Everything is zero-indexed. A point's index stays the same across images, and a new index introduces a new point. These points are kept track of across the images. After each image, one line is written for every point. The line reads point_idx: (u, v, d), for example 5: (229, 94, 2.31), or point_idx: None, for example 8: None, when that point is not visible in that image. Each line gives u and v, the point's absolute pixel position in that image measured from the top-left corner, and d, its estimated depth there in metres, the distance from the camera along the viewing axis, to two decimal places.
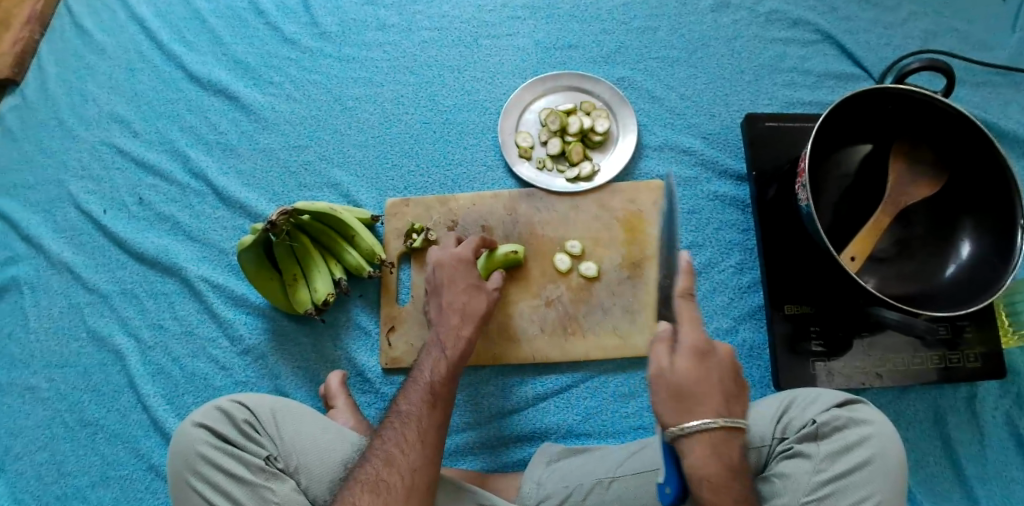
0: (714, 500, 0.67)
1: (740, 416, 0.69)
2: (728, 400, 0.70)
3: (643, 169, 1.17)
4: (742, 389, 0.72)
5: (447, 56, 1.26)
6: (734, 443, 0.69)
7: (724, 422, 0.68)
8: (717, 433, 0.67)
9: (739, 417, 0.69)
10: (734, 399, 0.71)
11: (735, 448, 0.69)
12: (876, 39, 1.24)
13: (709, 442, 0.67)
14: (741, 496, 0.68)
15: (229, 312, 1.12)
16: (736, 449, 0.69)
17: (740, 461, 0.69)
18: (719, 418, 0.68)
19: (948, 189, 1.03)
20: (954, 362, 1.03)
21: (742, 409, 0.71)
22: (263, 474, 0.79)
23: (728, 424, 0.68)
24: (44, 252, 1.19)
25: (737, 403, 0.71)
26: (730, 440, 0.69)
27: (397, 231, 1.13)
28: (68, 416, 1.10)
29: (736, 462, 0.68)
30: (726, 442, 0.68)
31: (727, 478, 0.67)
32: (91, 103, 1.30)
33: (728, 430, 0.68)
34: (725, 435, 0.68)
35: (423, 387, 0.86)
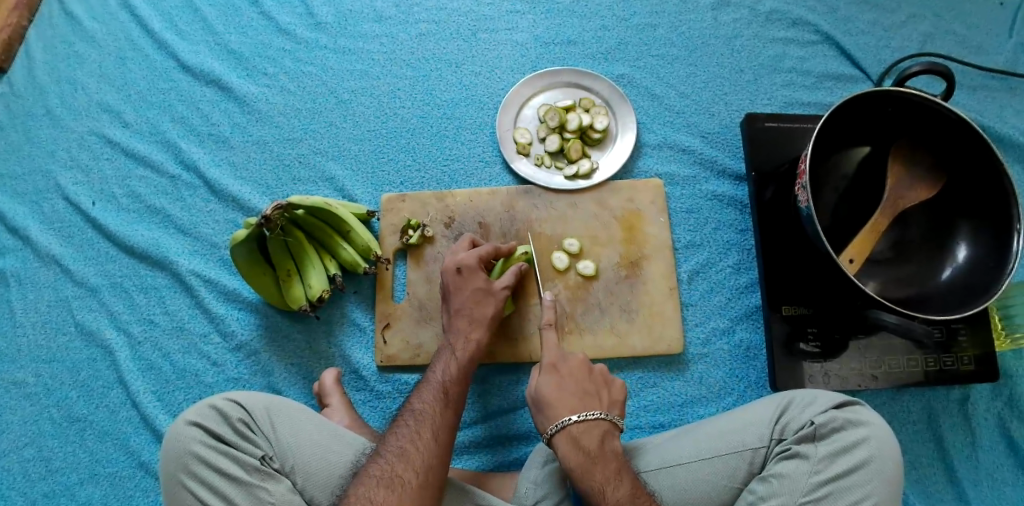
0: (584, 477, 0.81)
1: (594, 408, 0.87)
2: (585, 399, 0.88)
3: (642, 167, 1.16)
4: (607, 390, 0.91)
5: (445, 50, 1.24)
6: (593, 431, 0.84)
7: (578, 416, 0.85)
8: (576, 426, 0.84)
9: (593, 409, 0.86)
10: (593, 396, 0.88)
11: (595, 437, 0.84)
12: (874, 41, 1.24)
13: (568, 434, 0.84)
14: (611, 474, 0.81)
15: (221, 307, 1.10)
16: (595, 436, 0.84)
17: (603, 447, 0.84)
18: (577, 412, 0.86)
19: (946, 192, 1.03)
20: (948, 365, 1.04)
21: (601, 405, 0.88)
22: (259, 474, 0.78)
23: (584, 417, 0.85)
24: (31, 244, 1.17)
25: (596, 401, 0.88)
26: (589, 430, 0.84)
27: (393, 226, 1.12)
28: (56, 412, 1.08)
29: (594, 445, 0.83)
30: (584, 431, 0.84)
31: (586, 458, 0.82)
32: (80, 93, 1.27)
33: (582, 423, 0.85)
34: (582, 427, 0.84)
35: (435, 387, 0.87)
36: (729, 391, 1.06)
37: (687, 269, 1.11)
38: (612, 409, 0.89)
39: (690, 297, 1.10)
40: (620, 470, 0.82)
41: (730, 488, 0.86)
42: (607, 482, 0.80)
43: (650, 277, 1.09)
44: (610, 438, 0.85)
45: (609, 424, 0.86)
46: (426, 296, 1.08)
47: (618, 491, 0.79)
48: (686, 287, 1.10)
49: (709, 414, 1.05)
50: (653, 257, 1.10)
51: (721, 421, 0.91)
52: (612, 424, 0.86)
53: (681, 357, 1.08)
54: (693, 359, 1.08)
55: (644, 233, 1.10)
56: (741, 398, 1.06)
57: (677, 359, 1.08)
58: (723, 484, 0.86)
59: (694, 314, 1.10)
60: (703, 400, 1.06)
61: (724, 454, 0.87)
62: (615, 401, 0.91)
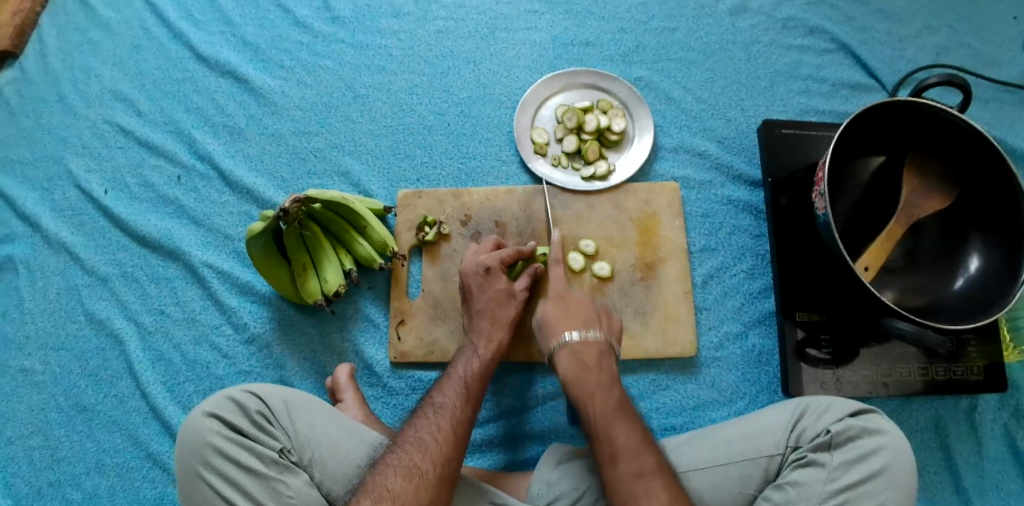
0: (575, 383, 0.88)
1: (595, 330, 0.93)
2: (587, 321, 0.94)
3: (658, 170, 1.16)
4: (608, 319, 0.97)
5: (463, 48, 1.24)
6: (590, 347, 0.91)
7: (578, 334, 0.92)
8: (575, 342, 0.91)
9: (593, 328, 0.93)
10: (595, 322, 0.95)
11: (594, 351, 0.91)
12: (889, 51, 1.25)
13: (568, 350, 0.91)
14: (603, 381, 0.88)
15: (234, 299, 1.09)
16: (592, 351, 0.90)
17: (600, 364, 0.90)
18: (578, 330, 0.93)
19: (959, 202, 1.03)
20: (958, 375, 1.04)
21: (603, 330, 0.94)
22: (276, 467, 0.78)
23: (584, 335, 0.92)
24: (42, 231, 1.16)
25: (598, 324, 0.94)
26: (587, 346, 0.91)
27: (409, 223, 1.11)
28: (63, 401, 1.07)
29: (590, 358, 0.89)
30: (583, 346, 0.91)
31: (581, 368, 0.89)
32: (94, 80, 1.26)
33: (580, 339, 0.91)
34: (582, 343, 0.91)
35: (458, 382, 0.87)
36: (740, 395, 1.06)
37: (702, 272, 1.11)
38: (612, 334, 0.96)
39: (704, 300, 1.10)
40: (613, 381, 0.88)
41: (744, 494, 0.87)
42: (598, 388, 0.86)
43: (665, 280, 1.09)
44: (606, 355, 0.91)
45: (607, 344, 0.93)
46: (441, 293, 1.07)
47: (607, 397, 0.85)
48: (701, 290, 1.10)
49: (721, 417, 1.05)
50: (668, 260, 1.10)
51: (737, 425, 0.91)
52: (610, 344, 0.93)
53: (694, 360, 1.08)
54: (706, 363, 1.08)
55: (659, 235, 1.11)
56: (752, 402, 1.06)
57: (690, 362, 1.07)
58: (738, 490, 0.87)
59: (708, 317, 1.10)
60: (714, 403, 1.06)
61: (739, 460, 0.87)
62: (614, 329, 0.97)
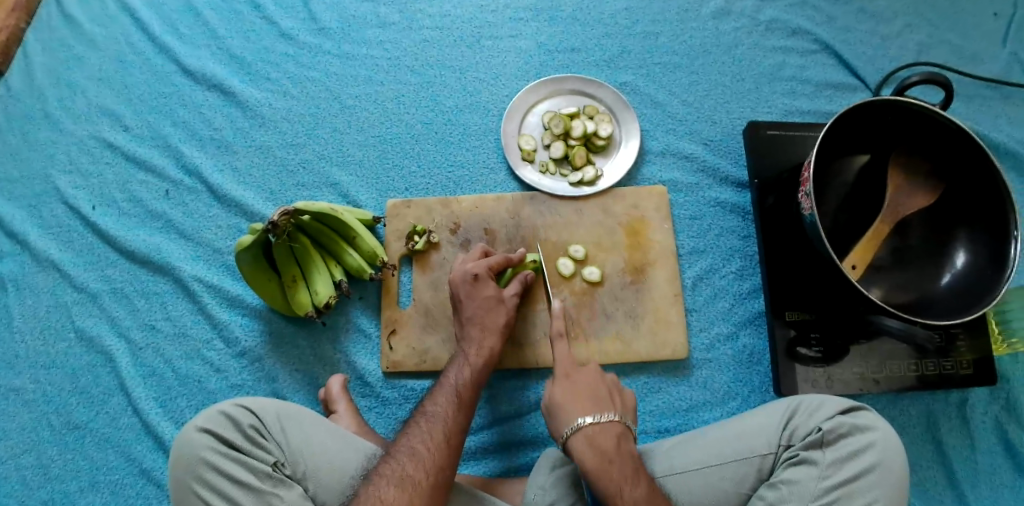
0: (600, 479, 0.79)
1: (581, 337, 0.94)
2: (599, 402, 0.87)
3: (646, 174, 1.17)
4: None
5: (449, 56, 1.25)
6: (607, 432, 0.83)
7: (593, 417, 0.85)
8: (589, 426, 0.83)
9: (607, 412, 0.85)
10: (607, 403, 0.87)
11: (610, 439, 0.83)
12: (872, 50, 1.26)
13: (583, 435, 0.83)
14: (628, 474, 0.80)
15: (225, 313, 1.09)
16: (610, 437, 0.83)
17: (620, 449, 0.82)
18: (592, 414, 0.85)
19: (944, 200, 1.04)
20: (948, 369, 1.05)
21: (615, 409, 0.87)
22: (270, 481, 0.78)
23: (598, 419, 0.84)
24: (29, 249, 1.16)
25: (610, 403, 0.87)
26: (604, 432, 0.84)
27: (398, 232, 1.11)
28: (55, 419, 1.07)
29: (609, 445, 0.82)
30: (598, 433, 0.83)
31: (602, 460, 0.81)
32: (79, 96, 1.26)
33: (597, 424, 0.84)
34: (597, 428, 0.84)
35: (449, 391, 0.87)
36: (733, 396, 1.07)
37: (691, 275, 1.12)
38: None
39: (694, 302, 1.11)
40: (637, 472, 0.81)
41: (738, 494, 0.87)
42: (625, 484, 0.79)
43: (655, 283, 1.09)
44: (625, 440, 0.84)
45: (595, 354, 0.94)
46: (432, 302, 1.07)
47: (636, 489, 0.78)
48: (690, 292, 1.11)
49: (714, 418, 1.06)
50: (657, 263, 1.10)
51: (729, 426, 0.92)
52: (627, 426, 0.86)
53: (685, 362, 1.08)
54: (697, 364, 1.08)
55: (649, 239, 1.11)
56: (744, 403, 1.07)
57: (681, 364, 1.08)
58: (733, 490, 0.87)
59: (698, 319, 1.10)
60: (707, 404, 1.06)
61: (733, 460, 0.88)
62: None
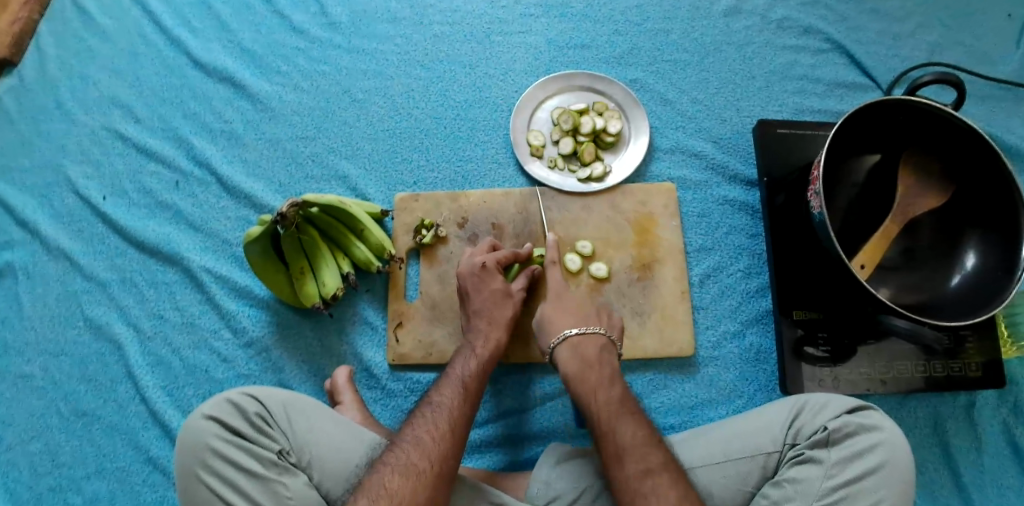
0: (577, 380, 0.91)
1: (623, 399, 0.87)
2: (587, 318, 0.99)
3: (655, 171, 1.17)
4: (627, 386, 0.91)
5: (459, 51, 1.25)
6: (591, 342, 0.95)
7: (579, 328, 0.96)
8: (575, 336, 0.96)
9: (593, 326, 0.97)
10: (593, 320, 0.99)
11: (593, 347, 0.94)
12: (883, 50, 1.25)
13: (568, 342, 0.95)
14: (604, 378, 0.90)
15: (233, 304, 1.10)
16: (593, 348, 0.94)
17: (600, 362, 0.92)
18: (578, 326, 0.97)
19: (955, 200, 1.03)
20: (955, 371, 1.04)
21: (601, 325, 0.99)
22: (276, 469, 0.78)
23: (584, 330, 0.96)
24: (40, 238, 1.17)
25: (596, 321, 0.99)
26: (587, 341, 0.95)
27: (406, 226, 1.12)
28: (63, 406, 1.08)
29: (589, 353, 0.93)
30: (582, 341, 0.95)
31: (583, 366, 0.92)
32: (92, 87, 1.27)
33: (580, 334, 0.96)
34: (581, 337, 0.96)
35: (455, 382, 0.87)
36: (738, 394, 1.06)
37: (699, 272, 1.12)
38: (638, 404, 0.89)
39: (701, 300, 1.10)
40: (614, 378, 0.91)
41: (742, 491, 0.87)
42: (600, 387, 0.89)
43: (662, 280, 1.09)
44: (606, 351, 0.95)
45: (641, 413, 0.86)
46: (439, 295, 1.08)
47: (610, 391, 0.88)
48: (698, 290, 1.11)
49: (719, 416, 1.05)
50: (664, 260, 1.10)
51: (735, 423, 0.91)
52: (609, 340, 0.97)
53: (691, 360, 1.08)
54: (703, 362, 1.08)
55: (656, 236, 1.11)
56: (750, 401, 1.06)
57: (687, 362, 1.08)
58: (737, 488, 0.87)
59: (705, 317, 1.10)
60: (713, 402, 1.06)
61: (738, 458, 0.88)
62: (636, 398, 0.91)
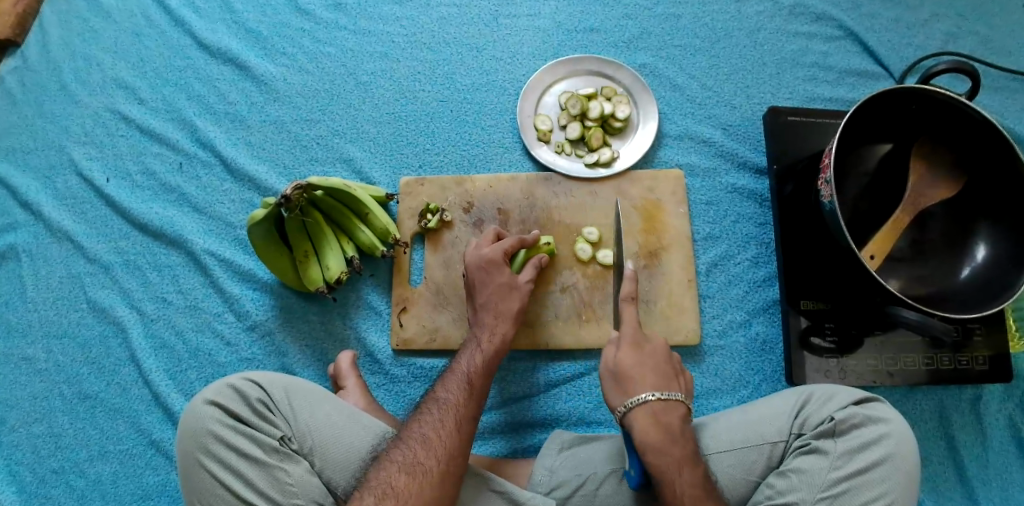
0: (657, 455, 0.78)
1: (675, 390, 0.83)
2: (666, 378, 0.84)
3: (663, 157, 1.16)
4: (683, 377, 0.87)
5: (466, 34, 1.23)
6: (672, 413, 0.81)
7: (660, 394, 0.82)
8: (656, 405, 0.81)
9: (674, 391, 0.83)
10: (671, 380, 0.85)
11: (675, 419, 0.81)
12: (897, 38, 1.23)
13: (646, 412, 0.81)
14: (686, 457, 0.78)
15: (236, 287, 1.09)
16: (675, 418, 0.81)
17: (682, 430, 0.80)
18: (657, 391, 0.82)
19: (967, 190, 1.01)
20: (963, 365, 1.03)
21: (679, 388, 0.85)
22: (277, 455, 0.78)
23: (665, 398, 0.82)
24: (43, 220, 1.16)
25: (675, 383, 0.85)
26: (668, 411, 0.81)
27: (411, 210, 1.11)
28: (66, 389, 1.07)
29: (674, 426, 0.80)
30: (665, 411, 0.81)
31: (666, 439, 0.79)
32: (96, 68, 1.26)
33: (664, 402, 0.81)
34: (664, 407, 0.81)
35: (460, 377, 0.87)
36: (744, 384, 1.06)
37: (706, 260, 1.10)
38: (688, 395, 0.86)
39: (707, 289, 1.09)
40: (695, 456, 0.79)
41: (747, 480, 0.87)
42: (682, 465, 0.77)
43: (668, 268, 1.08)
44: (687, 420, 0.82)
45: (687, 409, 0.83)
46: (443, 281, 1.07)
47: (692, 474, 0.77)
48: (704, 279, 1.10)
49: (724, 406, 1.05)
50: (671, 248, 1.09)
51: (739, 414, 0.91)
52: (689, 407, 0.83)
53: (697, 348, 1.07)
54: (709, 351, 1.07)
55: (664, 223, 1.10)
56: (755, 392, 1.06)
57: (693, 350, 1.07)
58: (740, 477, 0.87)
59: (712, 306, 1.09)
60: (718, 392, 1.05)
61: (743, 447, 0.87)
62: (690, 387, 0.87)
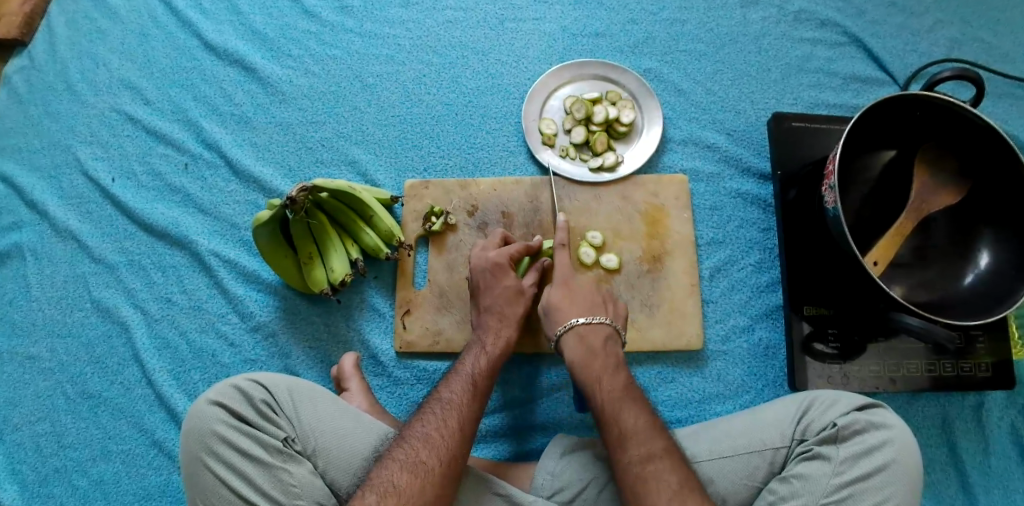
0: (584, 369, 0.89)
1: (601, 314, 0.94)
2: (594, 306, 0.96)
3: (668, 162, 1.16)
4: (613, 305, 0.98)
5: (472, 37, 1.23)
6: (596, 332, 0.92)
7: (585, 318, 0.93)
8: (582, 327, 0.92)
9: (598, 314, 0.94)
10: (600, 308, 0.95)
11: (599, 337, 0.92)
12: (901, 44, 1.23)
13: (574, 334, 0.92)
14: (610, 367, 0.89)
15: (241, 288, 1.09)
16: (598, 335, 0.91)
17: (605, 348, 0.91)
18: (584, 314, 0.94)
19: (971, 198, 1.01)
20: (965, 371, 1.03)
21: (608, 314, 0.95)
22: (280, 456, 0.78)
23: (589, 319, 0.93)
24: (49, 219, 1.16)
25: (603, 309, 0.95)
26: (594, 332, 0.92)
27: (416, 213, 1.11)
28: (70, 388, 1.08)
29: (597, 343, 0.90)
30: (589, 332, 0.92)
31: (588, 353, 0.90)
32: (102, 69, 1.26)
33: (588, 324, 0.93)
34: (588, 327, 0.92)
35: (464, 378, 0.87)
36: (746, 389, 1.06)
37: (709, 265, 1.11)
38: (618, 320, 0.96)
39: (711, 294, 1.10)
40: (618, 365, 0.89)
41: (749, 486, 0.87)
42: (603, 372, 0.88)
43: (671, 273, 1.08)
44: (613, 341, 0.92)
45: (613, 330, 0.94)
46: (447, 284, 1.07)
47: (614, 379, 0.87)
48: (708, 283, 1.10)
49: (726, 411, 1.05)
50: (675, 253, 1.09)
51: (741, 418, 0.91)
52: (616, 330, 0.94)
53: (700, 353, 1.07)
54: (712, 356, 1.07)
55: (667, 227, 1.10)
56: (758, 397, 1.06)
57: (696, 355, 1.07)
58: (743, 482, 0.86)
59: (715, 311, 1.09)
60: (720, 397, 1.05)
61: (745, 453, 0.87)
62: (620, 314, 0.97)
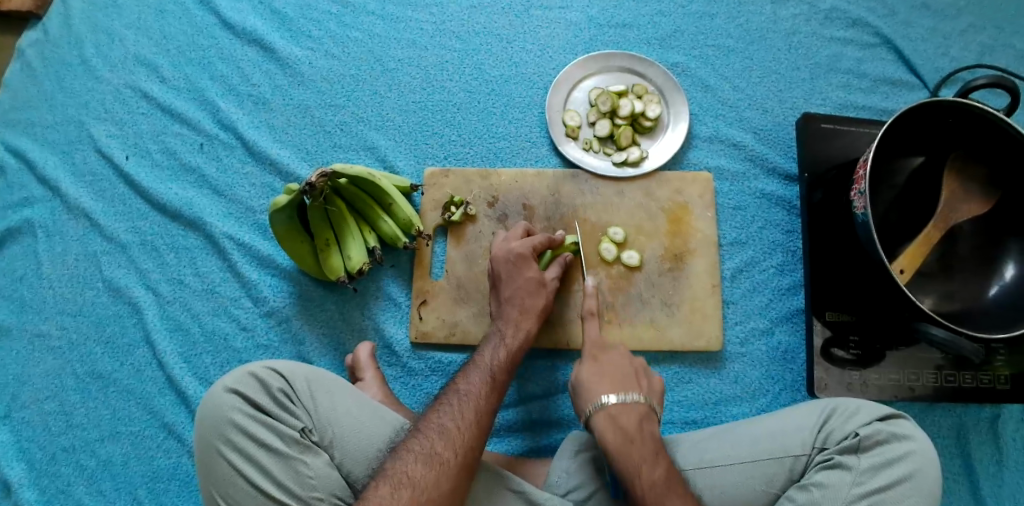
0: (621, 457, 0.79)
1: (635, 391, 0.85)
2: (625, 381, 0.86)
3: (692, 159, 1.14)
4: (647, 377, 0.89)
5: (496, 24, 1.21)
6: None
7: (617, 396, 0.84)
8: (613, 406, 0.83)
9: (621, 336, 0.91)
10: (622, 327, 0.94)
11: (619, 359, 0.89)
12: (933, 48, 1.20)
13: (606, 414, 0.83)
14: (648, 454, 0.79)
15: (255, 273, 1.08)
16: None
17: None
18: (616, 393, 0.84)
19: (1000, 208, 0.99)
20: (985, 384, 1.00)
21: (641, 390, 0.86)
22: (298, 447, 0.77)
23: (612, 344, 0.91)
24: (61, 196, 1.14)
25: (636, 384, 0.87)
26: (626, 412, 0.83)
27: (435, 202, 1.09)
28: (79, 367, 1.07)
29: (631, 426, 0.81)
30: (622, 412, 0.82)
31: (610, 376, 0.87)
32: (117, 44, 1.24)
33: (620, 403, 0.83)
34: (621, 407, 0.83)
35: (483, 370, 0.85)
36: (763, 393, 1.04)
37: (731, 266, 1.09)
38: (652, 395, 0.88)
39: (731, 295, 1.08)
40: (638, 390, 0.86)
41: (767, 493, 0.85)
42: (622, 396, 0.84)
43: (692, 272, 1.06)
44: (648, 421, 0.83)
45: (647, 408, 0.84)
46: (465, 275, 1.05)
47: (653, 471, 0.78)
48: (729, 284, 1.08)
49: (743, 414, 1.03)
50: (697, 252, 1.07)
51: (762, 423, 0.90)
52: (651, 407, 0.85)
53: (718, 354, 1.06)
54: (731, 358, 1.06)
55: (690, 226, 1.08)
56: (775, 401, 1.04)
57: (714, 356, 1.06)
58: (761, 488, 0.85)
59: (735, 312, 1.07)
60: (737, 399, 1.04)
61: (764, 459, 0.86)
62: (654, 389, 0.89)
